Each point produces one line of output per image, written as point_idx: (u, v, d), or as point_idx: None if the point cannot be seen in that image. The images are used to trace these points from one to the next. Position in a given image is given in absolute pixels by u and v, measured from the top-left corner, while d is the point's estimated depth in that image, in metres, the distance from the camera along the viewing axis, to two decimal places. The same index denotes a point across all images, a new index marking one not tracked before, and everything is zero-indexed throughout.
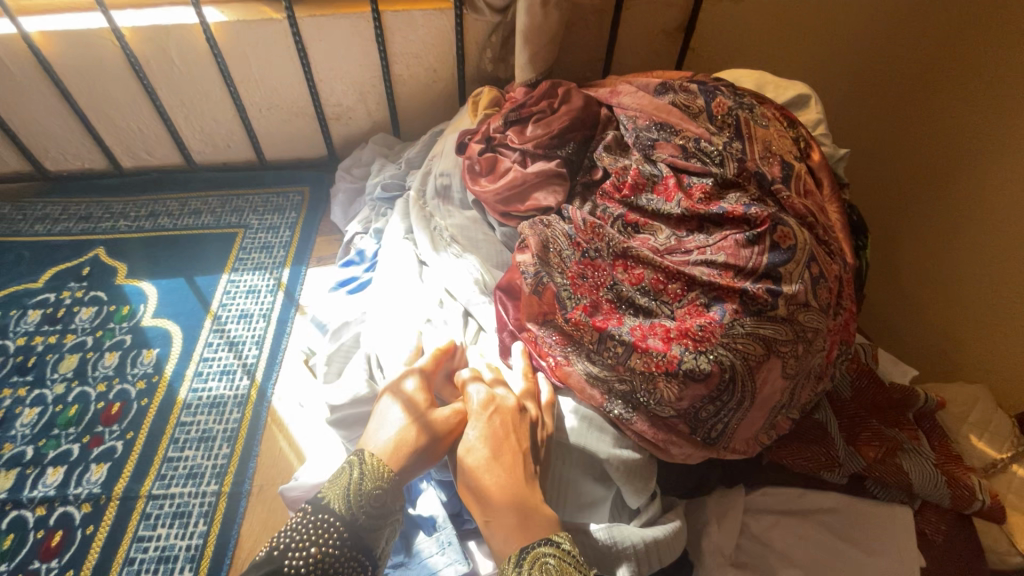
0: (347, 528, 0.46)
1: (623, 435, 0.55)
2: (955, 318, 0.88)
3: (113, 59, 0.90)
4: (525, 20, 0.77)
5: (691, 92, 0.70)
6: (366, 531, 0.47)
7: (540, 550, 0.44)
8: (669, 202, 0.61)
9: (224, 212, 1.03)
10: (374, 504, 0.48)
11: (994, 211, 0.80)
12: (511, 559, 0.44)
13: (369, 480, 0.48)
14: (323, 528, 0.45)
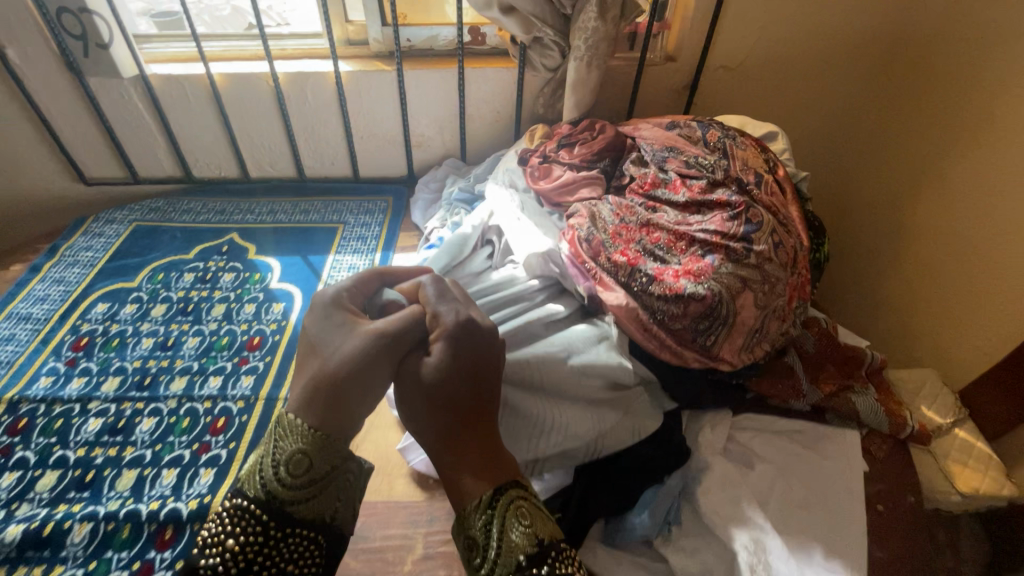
0: (264, 508, 0.52)
1: (644, 344, 0.78)
2: (908, 305, 1.15)
3: (266, 95, 1.22)
4: (575, 76, 1.07)
5: (692, 128, 1.00)
6: (290, 502, 0.53)
7: (514, 496, 0.54)
8: (676, 194, 0.89)
9: (328, 212, 1.32)
10: (291, 474, 0.53)
11: (930, 218, 1.10)
12: (483, 502, 0.53)
13: (283, 454, 0.54)
14: (246, 511, 0.52)
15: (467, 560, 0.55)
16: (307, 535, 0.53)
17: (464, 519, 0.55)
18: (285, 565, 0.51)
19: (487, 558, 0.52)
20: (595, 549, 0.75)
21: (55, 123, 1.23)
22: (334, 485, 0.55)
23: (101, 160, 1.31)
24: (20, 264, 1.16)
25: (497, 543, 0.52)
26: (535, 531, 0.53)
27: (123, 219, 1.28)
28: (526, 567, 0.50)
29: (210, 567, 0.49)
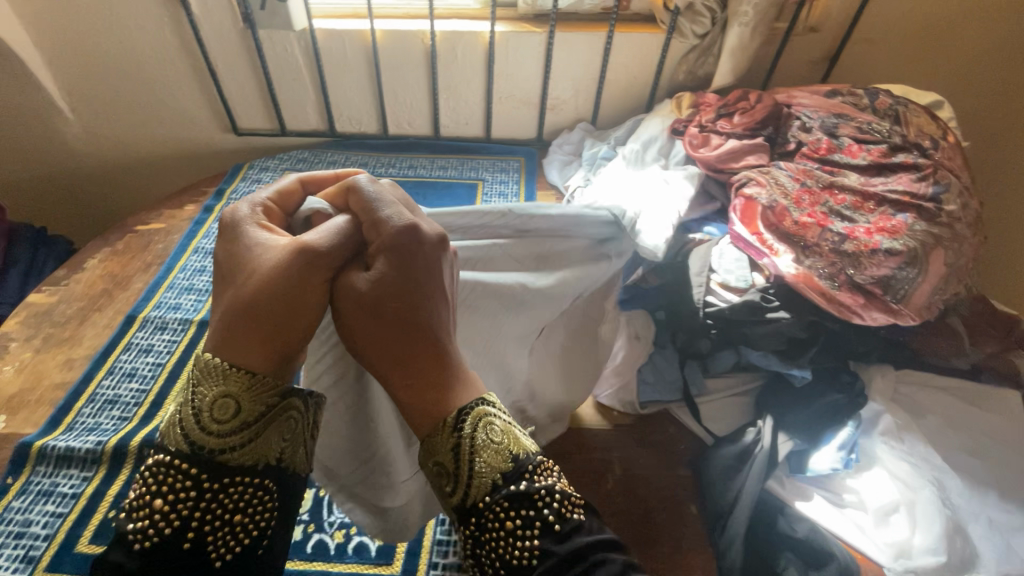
0: (190, 460, 0.44)
1: (827, 303, 0.80)
2: None
3: (419, 53, 1.28)
4: (736, 41, 1.13)
5: (857, 95, 1.02)
6: (222, 451, 0.45)
7: (483, 413, 0.46)
8: (855, 158, 0.91)
9: (465, 169, 1.37)
10: (218, 421, 0.45)
11: None
12: (452, 420, 0.45)
13: (203, 399, 0.45)
14: (173, 468, 0.44)
15: (436, 491, 0.48)
16: (253, 483, 0.45)
17: (429, 446, 0.47)
18: (233, 518, 0.44)
19: (459, 484, 0.45)
20: (783, 480, 0.79)
21: (220, 73, 1.30)
22: (278, 425, 0.47)
23: (255, 112, 1.38)
24: (193, 204, 1.24)
25: (468, 465, 0.45)
26: (506, 447, 0.45)
27: (276, 167, 1.35)
28: (504, 486, 0.44)
29: (139, 537, 0.42)
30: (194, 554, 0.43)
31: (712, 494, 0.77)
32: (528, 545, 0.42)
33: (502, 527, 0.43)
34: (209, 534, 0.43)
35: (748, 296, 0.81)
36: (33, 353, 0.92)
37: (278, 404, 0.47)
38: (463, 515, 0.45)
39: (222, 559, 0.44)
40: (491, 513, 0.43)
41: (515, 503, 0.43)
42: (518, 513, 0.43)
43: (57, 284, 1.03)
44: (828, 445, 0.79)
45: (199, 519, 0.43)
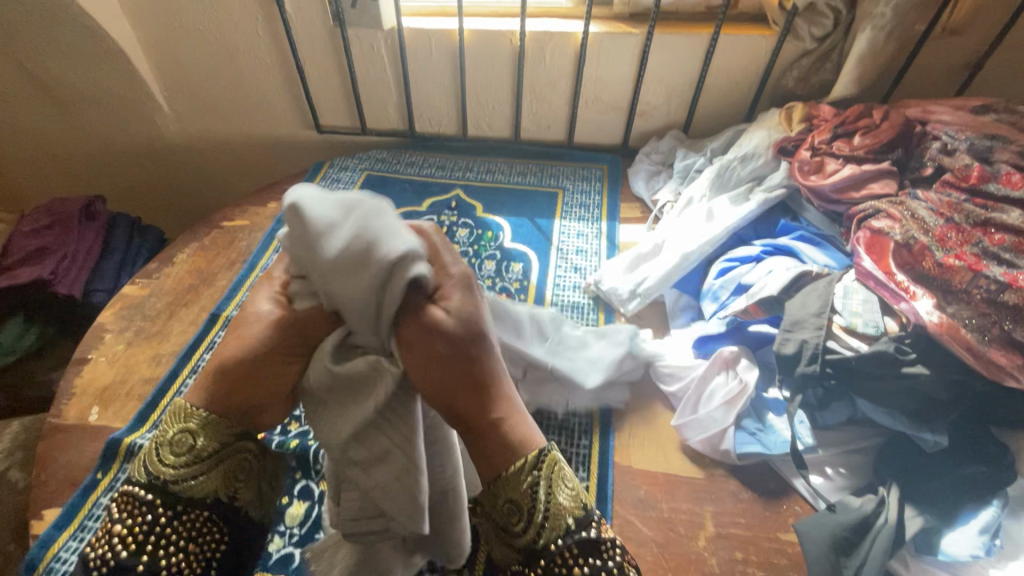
0: (149, 491, 0.46)
1: (977, 363, 0.68)
2: None
3: (506, 53, 1.23)
4: (865, 46, 1.00)
5: (1016, 114, 0.89)
6: (174, 484, 0.46)
7: (554, 453, 0.46)
8: (1015, 190, 0.77)
9: (545, 176, 1.31)
10: (180, 454, 0.47)
11: None
12: (530, 463, 0.44)
13: (163, 436, 0.48)
14: (129, 499, 0.46)
15: (500, 527, 0.45)
16: (204, 520, 0.47)
17: (499, 485, 0.44)
18: (183, 547, 0.46)
19: (533, 523, 0.43)
20: (906, 559, 0.68)
21: (306, 71, 1.30)
22: (231, 463, 0.49)
23: (337, 110, 1.38)
24: (275, 201, 1.25)
25: (545, 503, 0.43)
26: (580, 494, 0.45)
27: (355, 167, 1.34)
28: (576, 532, 0.43)
29: (100, 559, 0.44)
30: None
31: (823, 570, 0.68)
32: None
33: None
34: (163, 561, 0.45)
35: (879, 345, 0.71)
36: (125, 346, 0.94)
37: (230, 445, 0.49)
38: (530, 555, 0.43)
39: None
40: (563, 559, 0.42)
41: (588, 554, 0.42)
42: (591, 566, 0.42)
43: (149, 277, 1.06)
44: (966, 526, 0.68)
45: (150, 551, 0.44)
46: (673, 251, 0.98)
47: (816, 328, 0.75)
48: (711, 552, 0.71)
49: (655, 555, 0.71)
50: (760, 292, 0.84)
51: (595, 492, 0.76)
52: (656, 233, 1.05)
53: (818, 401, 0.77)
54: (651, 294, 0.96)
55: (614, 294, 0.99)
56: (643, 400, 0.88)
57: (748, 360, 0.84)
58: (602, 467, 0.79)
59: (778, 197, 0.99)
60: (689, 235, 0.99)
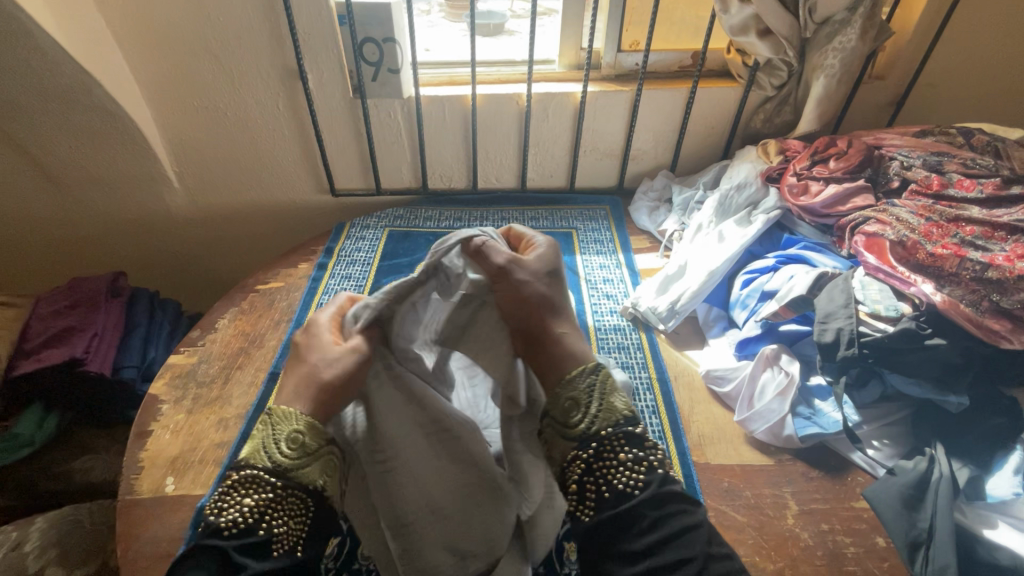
0: (272, 475, 0.54)
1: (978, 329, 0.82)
2: None
3: (513, 114, 1.36)
4: (822, 90, 1.23)
5: (951, 134, 1.11)
6: (290, 470, 0.55)
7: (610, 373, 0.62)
8: (970, 192, 0.98)
9: (557, 219, 1.43)
10: (295, 449, 0.56)
11: None
12: (588, 371, 0.60)
13: (280, 433, 0.56)
14: (255, 482, 0.54)
15: (558, 419, 0.60)
16: (304, 502, 0.55)
17: (569, 385, 0.60)
18: (289, 523, 0.53)
19: (589, 414, 0.58)
20: (962, 508, 0.78)
21: (324, 139, 1.37)
22: (324, 461, 0.57)
23: (353, 174, 1.45)
24: (306, 262, 1.28)
25: (599, 401, 0.59)
26: (627, 402, 0.61)
27: (376, 225, 1.39)
28: (622, 425, 0.58)
29: (230, 523, 0.52)
30: (264, 544, 0.51)
31: (900, 527, 0.76)
32: (635, 473, 0.55)
33: (618, 456, 0.56)
34: (276, 527, 0.52)
35: (902, 324, 0.85)
36: (186, 414, 0.92)
37: (327, 444, 0.57)
38: (586, 439, 0.57)
39: (284, 552, 0.52)
40: (612, 442, 0.57)
41: (631, 443, 0.57)
42: (633, 451, 0.56)
43: (194, 345, 1.06)
44: (1002, 470, 0.78)
45: (268, 519, 0.52)
46: (698, 268, 1.10)
47: (847, 317, 0.88)
48: (802, 527, 0.78)
49: (755, 537, 0.77)
50: (788, 294, 0.95)
51: (684, 491, 0.82)
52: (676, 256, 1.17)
53: (855, 380, 0.88)
54: (687, 308, 1.07)
55: (652, 312, 1.10)
56: (701, 404, 0.97)
57: (788, 355, 0.95)
58: (686, 468, 0.85)
59: (777, 217, 1.15)
60: (709, 254, 1.11)
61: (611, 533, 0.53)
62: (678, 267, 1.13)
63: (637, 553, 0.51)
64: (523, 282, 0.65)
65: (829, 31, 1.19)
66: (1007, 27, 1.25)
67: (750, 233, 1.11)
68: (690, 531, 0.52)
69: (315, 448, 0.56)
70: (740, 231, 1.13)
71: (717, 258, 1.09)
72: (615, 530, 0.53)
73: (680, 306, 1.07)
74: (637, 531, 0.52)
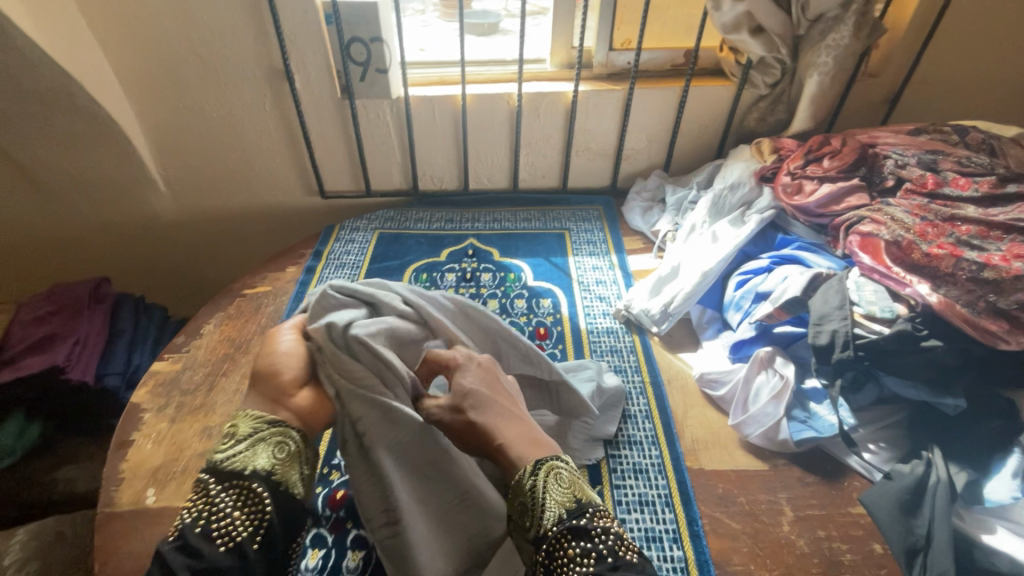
0: (210, 474, 0.52)
1: (975, 331, 0.80)
2: None
3: (504, 113, 1.35)
4: (815, 88, 1.21)
5: (946, 132, 1.10)
6: (224, 462, 0.53)
7: (554, 462, 0.53)
8: (965, 191, 0.96)
9: (549, 220, 1.41)
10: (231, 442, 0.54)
11: None
12: (528, 468, 0.52)
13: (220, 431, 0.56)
14: (195, 484, 0.52)
15: (515, 528, 0.53)
16: (245, 489, 0.51)
17: (511, 487, 0.53)
18: (233, 513, 0.50)
19: (533, 513, 0.51)
20: (960, 513, 0.76)
21: (312, 140, 1.35)
22: (269, 445, 0.54)
23: (342, 175, 1.43)
24: (294, 266, 1.26)
25: (541, 497, 0.51)
26: (574, 490, 0.52)
27: (366, 228, 1.37)
28: (569, 519, 0.50)
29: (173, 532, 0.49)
30: (203, 540, 0.48)
31: (896, 533, 0.75)
32: (585, 568, 0.47)
33: (565, 554, 0.48)
34: (216, 519, 0.49)
35: (898, 326, 0.83)
36: (169, 423, 0.90)
37: (268, 428, 0.55)
38: (538, 542, 0.50)
39: (228, 544, 0.48)
40: (558, 541, 0.49)
41: (579, 536, 0.49)
42: (581, 544, 0.48)
43: (179, 351, 1.03)
44: (1000, 473, 0.76)
45: (205, 515, 0.49)
46: (692, 270, 1.08)
47: (842, 319, 0.86)
48: (798, 534, 0.76)
49: (750, 545, 0.75)
50: (782, 295, 0.94)
51: (678, 498, 0.81)
52: (670, 257, 1.15)
53: (851, 383, 0.86)
54: (680, 310, 1.05)
55: (645, 315, 1.08)
56: (695, 407, 0.95)
57: (782, 357, 0.94)
58: (679, 474, 0.83)
59: (770, 216, 1.13)
60: (703, 255, 1.10)
61: None
62: (671, 269, 1.12)
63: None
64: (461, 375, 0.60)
65: (822, 28, 1.18)
66: (1001, 23, 1.23)
67: (743, 233, 1.10)
68: None
69: (250, 432, 0.54)
70: (734, 231, 1.12)
71: (710, 258, 1.07)
72: None
73: (673, 308, 1.06)
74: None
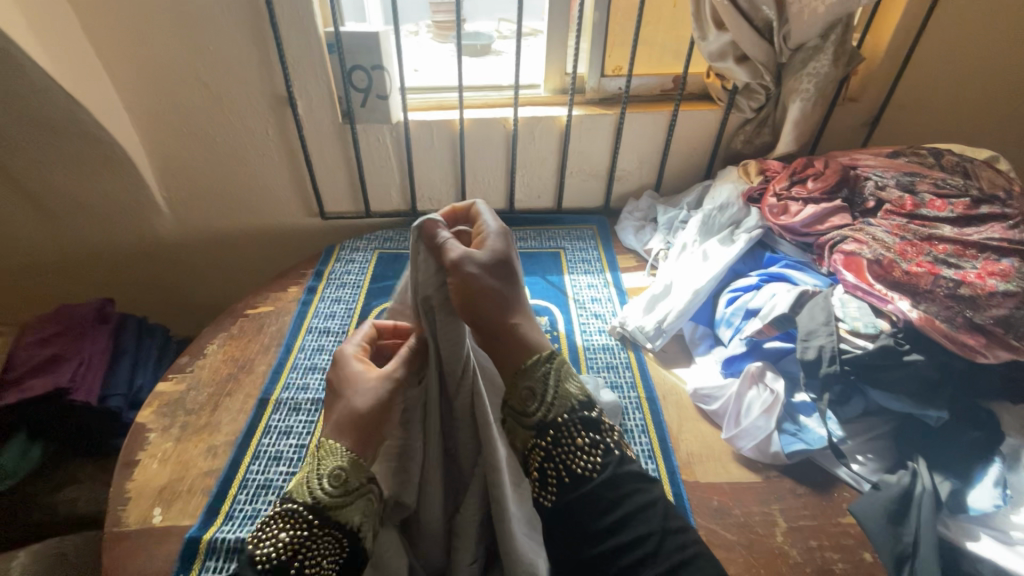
0: (314, 513, 0.52)
1: (953, 346, 0.84)
2: None
3: (500, 137, 1.39)
4: (798, 113, 1.27)
5: (923, 155, 1.15)
6: (330, 508, 0.53)
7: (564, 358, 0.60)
8: (942, 211, 1.01)
9: (545, 239, 1.45)
10: (338, 486, 0.54)
11: None
12: (544, 358, 0.59)
13: (326, 467, 0.55)
14: (292, 516, 0.52)
15: (514, 411, 0.58)
16: (337, 542, 0.52)
17: (523, 372, 0.59)
18: (322, 562, 0.51)
19: (544, 402, 0.57)
20: (945, 521, 0.80)
21: (313, 163, 1.38)
22: (365, 500, 0.55)
23: (342, 197, 1.46)
24: (296, 286, 1.29)
25: (553, 388, 0.58)
26: (581, 386, 0.60)
27: (366, 248, 1.40)
28: (580, 410, 0.57)
29: (265, 557, 0.50)
30: None
31: (886, 541, 0.77)
32: (594, 457, 0.54)
33: (575, 440, 0.55)
34: (309, 563, 0.50)
35: (881, 341, 0.87)
36: (174, 443, 0.92)
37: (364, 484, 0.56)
38: (542, 427, 0.56)
39: None
40: (569, 428, 0.55)
41: (588, 428, 0.56)
42: (591, 434, 0.55)
43: (183, 371, 1.05)
44: (982, 482, 0.79)
45: (298, 555, 0.50)
46: (684, 287, 1.12)
47: (828, 335, 0.90)
48: (791, 544, 0.79)
49: (745, 556, 0.77)
50: (771, 312, 0.98)
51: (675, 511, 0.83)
52: (663, 275, 1.19)
53: (839, 397, 0.89)
54: (673, 327, 1.09)
55: (639, 331, 1.11)
56: (689, 422, 0.98)
57: (773, 372, 0.97)
58: (676, 487, 0.86)
59: (758, 235, 1.17)
60: (694, 273, 1.13)
61: (576, 518, 0.52)
62: (664, 287, 1.15)
63: (598, 533, 0.51)
64: (474, 276, 0.59)
65: (803, 57, 1.24)
66: (970, 52, 1.30)
67: (733, 252, 1.14)
68: (649, 507, 0.52)
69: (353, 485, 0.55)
70: (724, 250, 1.16)
71: (701, 277, 1.11)
72: (578, 516, 0.52)
73: (666, 325, 1.09)
74: (600, 511, 0.52)
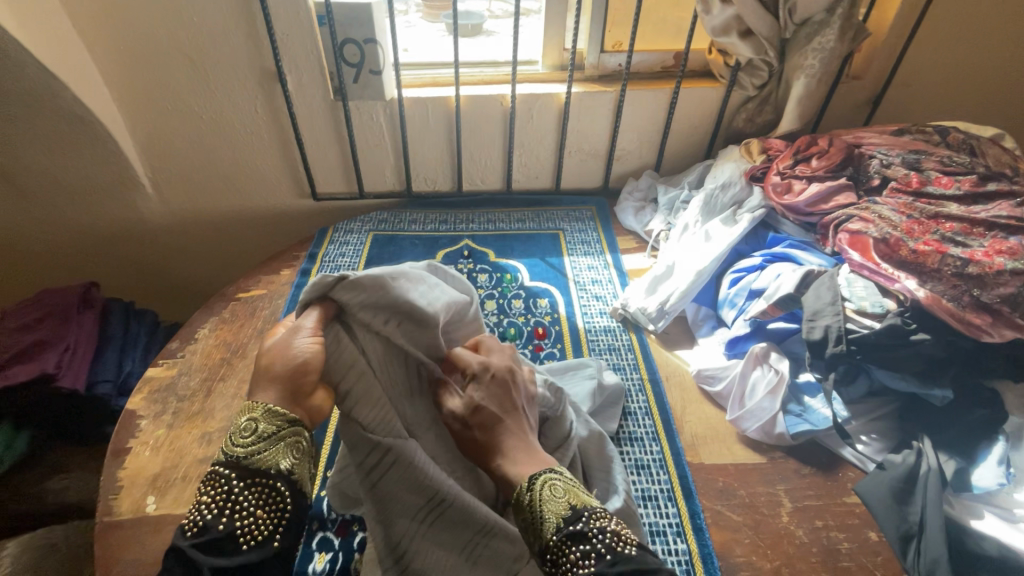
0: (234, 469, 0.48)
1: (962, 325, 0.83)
2: None
3: (497, 115, 1.35)
4: (802, 89, 1.24)
5: (928, 132, 1.13)
6: (249, 458, 0.49)
7: (548, 475, 0.52)
8: (948, 189, 1.00)
9: (543, 220, 1.42)
10: (251, 435, 0.49)
11: None
12: (525, 482, 0.51)
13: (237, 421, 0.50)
14: (217, 476, 0.48)
15: (517, 546, 0.52)
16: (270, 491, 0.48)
17: (509, 507, 0.52)
18: (256, 512, 0.47)
19: (535, 531, 0.50)
20: (949, 500, 0.79)
21: (304, 143, 1.34)
22: (289, 443, 0.50)
23: (334, 178, 1.42)
24: (288, 269, 1.25)
25: (537, 516, 0.50)
26: (570, 497, 0.50)
27: (360, 230, 1.37)
28: (567, 526, 0.48)
29: (192, 522, 0.46)
30: (227, 540, 0.45)
31: (891, 521, 0.77)
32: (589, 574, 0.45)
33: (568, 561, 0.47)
34: (238, 519, 0.46)
35: (888, 321, 0.86)
36: (166, 430, 0.89)
37: (288, 427, 0.50)
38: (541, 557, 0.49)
39: (248, 544, 0.45)
40: (559, 548, 0.47)
41: (579, 540, 0.47)
42: (582, 549, 0.47)
43: (174, 357, 1.02)
44: (986, 461, 0.79)
45: (228, 512, 0.46)
46: (687, 268, 1.10)
47: (835, 314, 0.89)
48: (796, 524, 0.79)
49: (751, 537, 0.77)
50: (776, 293, 0.97)
51: (680, 492, 0.82)
52: (665, 256, 1.17)
53: (844, 376, 0.88)
54: (676, 308, 1.07)
55: (641, 313, 1.10)
56: (693, 403, 0.97)
57: (777, 353, 0.96)
58: (681, 468, 0.85)
59: (761, 215, 1.15)
60: (697, 253, 1.11)
61: None
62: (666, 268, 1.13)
63: None
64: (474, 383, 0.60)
65: (808, 32, 1.21)
66: (975, 27, 1.28)
67: (736, 231, 1.12)
68: None
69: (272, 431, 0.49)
70: (727, 230, 1.14)
71: (704, 256, 1.09)
72: None
73: (669, 305, 1.07)
74: None
